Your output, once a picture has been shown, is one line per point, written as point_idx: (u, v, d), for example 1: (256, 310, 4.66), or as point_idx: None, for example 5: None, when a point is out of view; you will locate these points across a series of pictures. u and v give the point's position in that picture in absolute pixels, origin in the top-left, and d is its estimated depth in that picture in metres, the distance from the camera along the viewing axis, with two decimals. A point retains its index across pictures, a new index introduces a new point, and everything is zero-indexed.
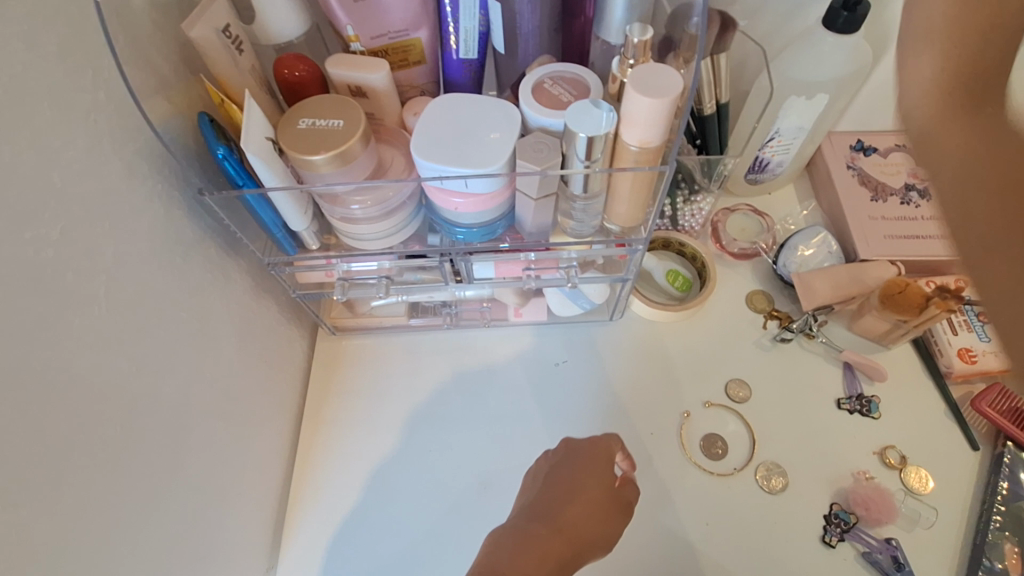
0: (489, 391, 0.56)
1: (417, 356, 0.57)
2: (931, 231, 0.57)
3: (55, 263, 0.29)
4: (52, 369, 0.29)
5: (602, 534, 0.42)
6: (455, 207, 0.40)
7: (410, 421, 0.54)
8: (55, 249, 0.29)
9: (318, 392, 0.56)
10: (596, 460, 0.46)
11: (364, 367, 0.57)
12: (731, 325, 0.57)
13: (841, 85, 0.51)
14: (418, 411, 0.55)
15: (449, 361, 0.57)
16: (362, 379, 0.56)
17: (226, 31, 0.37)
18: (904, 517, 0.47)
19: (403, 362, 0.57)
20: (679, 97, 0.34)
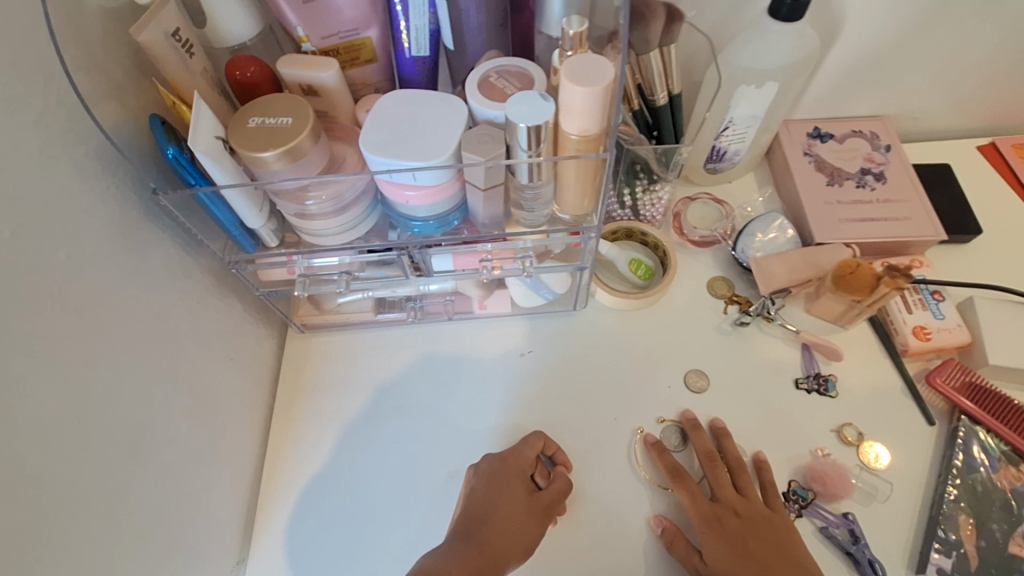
0: (456, 382, 0.57)
1: (385, 349, 0.58)
2: (886, 213, 0.58)
3: (8, 260, 0.30)
4: (7, 363, 0.30)
5: (517, 544, 0.46)
6: (408, 199, 0.41)
7: (379, 414, 0.55)
8: (8, 247, 0.30)
9: (289, 389, 0.57)
10: (510, 472, 0.50)
11: (333, 362, 0.58)
12: (693, 311, 0.58)
13: (790, 73, 0.52)
14: (386, 404, 0.56)
15: (416, 354, 0.58)
16: (332, 373, 0.57)
17: (175, 35, 0.38)
18: (861, 491, 0.49)
19: (371, 356, 0.58)
20: (612, 85, 0.35)
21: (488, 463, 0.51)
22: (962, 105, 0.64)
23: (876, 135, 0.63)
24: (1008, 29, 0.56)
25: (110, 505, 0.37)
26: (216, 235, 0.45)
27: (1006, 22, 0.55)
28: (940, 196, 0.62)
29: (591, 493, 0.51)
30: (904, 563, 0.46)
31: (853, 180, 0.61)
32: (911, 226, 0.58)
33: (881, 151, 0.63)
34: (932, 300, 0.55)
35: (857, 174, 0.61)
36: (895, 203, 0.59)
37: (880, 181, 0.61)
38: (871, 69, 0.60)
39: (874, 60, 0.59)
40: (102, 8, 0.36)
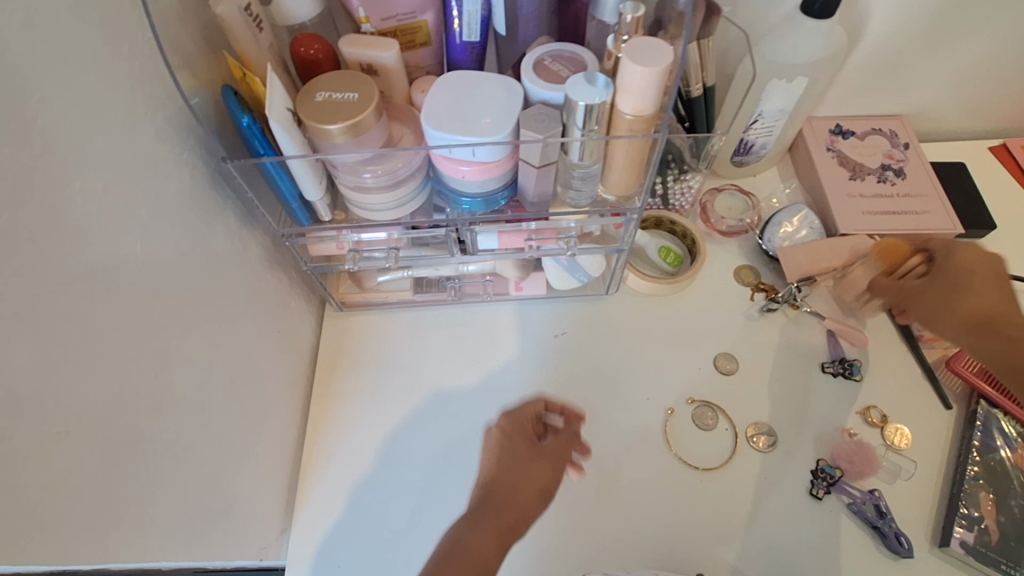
0: (493, 363, 0.58)
1: (424, 328, 0.60)
2: (906, 207, 0.61)
3: (100, 215, 0.32)
4: (96, 314, 0.31)
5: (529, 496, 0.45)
6: (462, 175, 0.43)
7: (418, 394, 0.57)
8: (100, 203, 0.32)
9: (327, 365, 0.58)
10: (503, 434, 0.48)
11: (372, 341, 0.59)
12: (721, 297, 0.60)
13: (820, 68, 0.54)
14: (425, 382, 0.57)
15: (453, 334, 0.59)
16: (369, 354, 0.58)
17: (247, 10, 0.39)
18: (886, 469, 0.50)
19: (409, 336, 0.59)
20: (669, 67, 0.36)
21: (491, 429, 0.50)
22: (977, 106, 0.67)
23: (896, 133, 0.66)
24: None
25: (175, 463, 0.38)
26: (273, 207, 0.46)
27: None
28: (956, 193, 0.64)
29: (624, 468, 0.53)
30: (928, 538, 0.48)
31: (874, 175, 0.63)
32: (930, 220, 0.60)
33: (901, 148, 0.65)
34: None
35: (878, 169, 0.63)
36: (914, 198, 0.61)
37: (900, 176, 0.63)
38: (892, 69, 0.62)
39: (895, 60, 0.61)
40: None
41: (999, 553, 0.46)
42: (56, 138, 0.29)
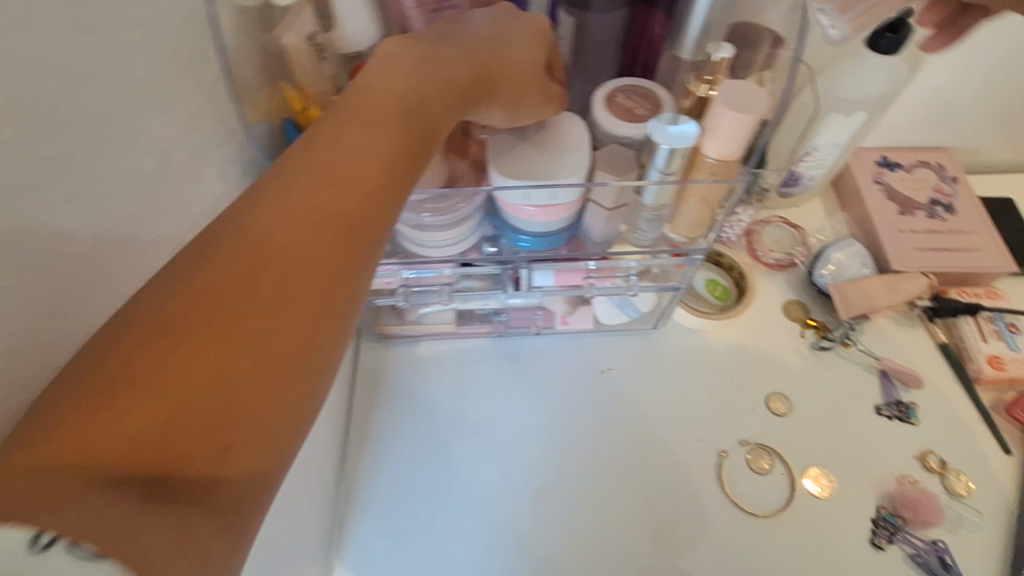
0: (527, 391, 0.56)
1: (454, 355, 0.58)
2: (958, 243, 0.60)
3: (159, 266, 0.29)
4: None
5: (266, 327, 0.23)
6: (527, 215, 0.41)
7: (453, 425, 0.55)
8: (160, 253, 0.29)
9: (362, 397, 0.56)
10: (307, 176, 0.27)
11: (405, 371, 0.57)
12: (770, 333, 0.59)
13: (880, 102, 0.53)
14: (458, 411, 0.55)
15: (484, 361, 0.58)
16: (403, 385, 0.57)
17: (311, 39, 0.37)
18: (949, 519, 0.49)
19: (441, 364, 0.58)
20: (764, 114, 0.35)
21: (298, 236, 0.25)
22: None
23: (943, 166, 0.65)
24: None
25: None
26: None
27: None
28: (1007, 229, 0.63)
29: (679, 512, 0.50)
30: None
31: (924, 210, 0.62)
32: (984, 258, 0.59)
33: (949, 182, 0.64)
34: (1007, 332, 0.56)
35: (927, 204, 0.62)
36: (965, 234, 0.60)
37: (949, 212, 0.62)
38: (943, 102, 0.62)
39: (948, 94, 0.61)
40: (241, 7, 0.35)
41: None
42: (128, 189, 0.26)
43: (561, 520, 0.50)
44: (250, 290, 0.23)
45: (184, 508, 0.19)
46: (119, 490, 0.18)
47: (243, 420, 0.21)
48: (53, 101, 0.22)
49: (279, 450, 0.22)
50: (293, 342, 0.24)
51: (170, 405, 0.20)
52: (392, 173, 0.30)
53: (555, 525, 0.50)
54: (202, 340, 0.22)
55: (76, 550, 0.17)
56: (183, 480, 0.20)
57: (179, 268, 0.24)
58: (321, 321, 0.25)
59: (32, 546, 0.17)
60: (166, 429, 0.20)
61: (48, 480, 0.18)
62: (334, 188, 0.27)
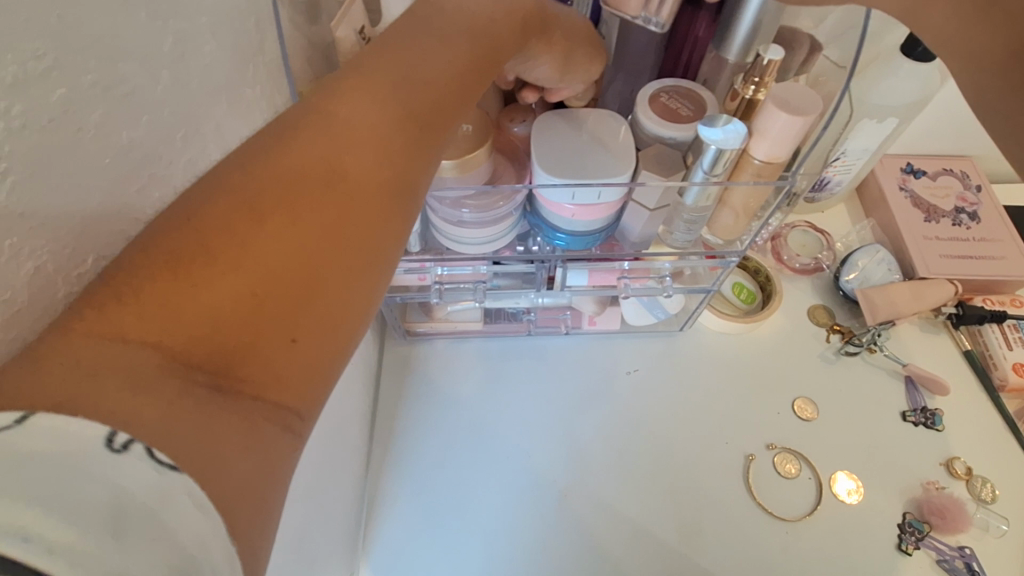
0: (546, 386, 0.56)
1: (472, 351, 0.58)
2: (984, 252, 0.60)
3: None
4: None
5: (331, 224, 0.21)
6: (568, 214, 0.41)
7: (474, 422, 0.54)
8: None
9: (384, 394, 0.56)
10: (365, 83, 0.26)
11: (424, 367, 0.57)
12: (796, 337, 0.59)
13: (912, 109, 0.53)
14: (478, 406, 0.55)
15: (502, 356, 0.58)
16: (424, 381, 0.56)
17: (361, 34, 0.37)
18: (976, 525, 0.49)
19: (460, 360, 0.57)
20: (815, 118, 0.35)
21: (360, 138, 0.24)
22: None
23: (967, 174, 0.65)
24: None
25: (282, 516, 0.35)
26: None
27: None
28: None
29: (707, 515, 0.50)
30: None
31: (949, 217, 0.62)
32: (1009, 266, 0.59)
33: (973, 190, 0.64)
34: None
35: (952, 212, 0.62)
36: (990, 242, 0.60)
37: (974, 220, 0.62)
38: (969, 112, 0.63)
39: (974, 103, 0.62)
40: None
41: None
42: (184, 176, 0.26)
43: (588, 522, 0.50)
44: (314, 188, 0.22)
45: (249, 403, 0.18)
46: (187, 384, 0.17)
47: (310, 320, 0.20)
48: (130, 83, 0.22)
49: (343, 351, 0.21)
50: (356, 246, 0.22)
51: (232, 300, 0.19)
52: (452, 85, 0.28)
53: (582, 522, 0.50)
54: (266, 232, 0.20)
55: (153, 452, 0.15)
56: (248, 376, 0.18)
57: (230, 165, 0.22)
58: (383, 225, 0.23)
59: (108, 446, 0.14)
60: (234, 322, 0.18)
61: (117, 369, 0.16)
62: (389, 97, 0.26)
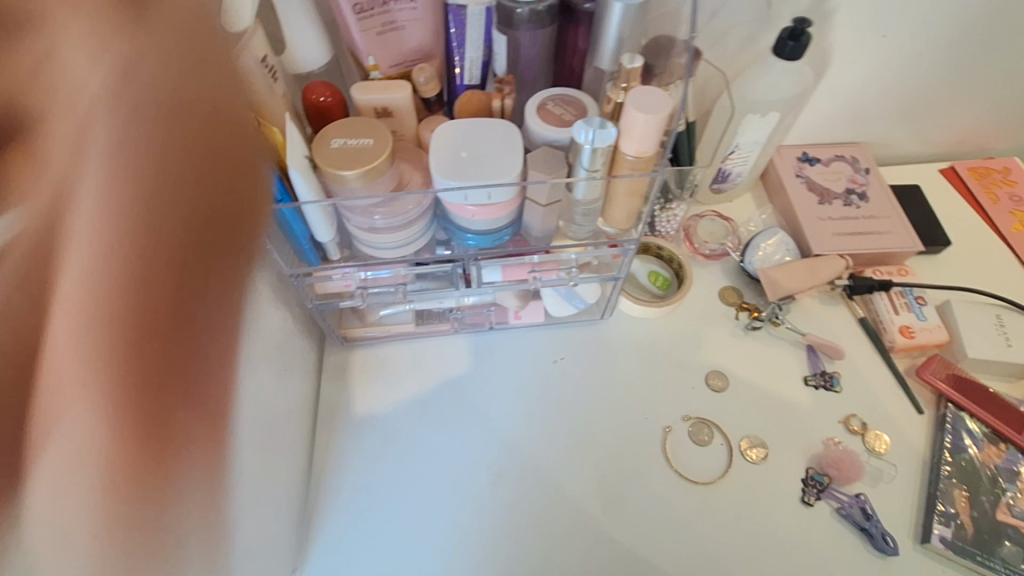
0: (455, 434, 0.57)
1: (384, 399, 0.59)
2: (871, 228, 0.66)
3: None
4: None
5: None
6: (471, 214, 0.45)
7: (377, 480, 0.54)
8: None
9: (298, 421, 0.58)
10: None
11: (336, 413, 0.58)
12: (708, 316, 0.64)
13: (790, 103, 0.59)
14: (391, 457, 0.56)
15: (414, 405, 0.58)
16: (335, 429, 0.57)
17: (263, 62, 0.40)
18: (869, 473, 0.54)
19: (371, 408, 0.58)
20: (670, 115, 0.40)
21: None
22: (924, 132, 0.73)
23: (857, 159, 0.72)
24: (969, 55, 0.64)
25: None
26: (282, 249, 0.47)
27: (968, 49, 0.63)
28: (914, 214, 0.69)
29: (630, 487, 0.54)
30: (910, 536, 0.52)
31: (840, 199, 0.68)
32: (893, 239, 0.65)
33: (862, 174, 0.70)
34: (916, 304, 0.62)
35: (843, 193, 0.69)
36: (877, 219, 0.66)
37: (863, 199, 0.68)
38: (856, 103, 0.68)
39: (860, 96, 0.68)
40: None
41: (974, 545, 0.50)
42: None
43: (520, 506, 0.53)
44: None
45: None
46: None
47: None
48: None
49: None
50: None
51: None
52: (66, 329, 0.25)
53: (514, 502, 0.53)
54: None
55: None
56: None
57: None
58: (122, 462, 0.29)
59: None
60: None
61: None
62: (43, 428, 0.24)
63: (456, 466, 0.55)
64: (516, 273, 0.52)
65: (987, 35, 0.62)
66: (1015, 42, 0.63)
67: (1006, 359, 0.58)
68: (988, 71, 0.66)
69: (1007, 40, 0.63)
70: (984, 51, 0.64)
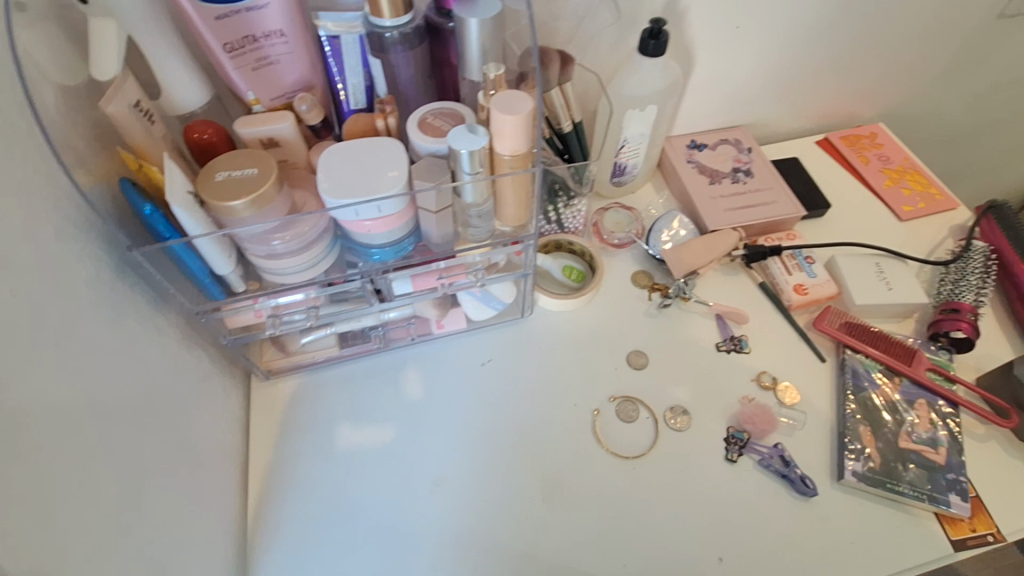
0: (441, 461, 0.56)
1: (368, 433, 0.58)
2: (758, 200, 0.71)
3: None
4: (16, 448, 0.30)
5: None
6: (367, 229, 0.47)
7: (361, 520, 0.53)
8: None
9: (268, 463, 0.57)
10: None
11: (318, 453, 0.57)
12: (623, 300, 0.67)
13: (664, 95, 0.63)
14: (376, 493, 0.55)
15: (398, 437, 0.58)
16: (317, 468, 0.56)
17: (137, 106, 0.42)
18: (784, 424, 0.58)
19: (354, 443, 0.58)
20: (532, 114, 0.43)
21: None
22: (795, 108, 0.81)
23: (739, 140, 0.78)
24: (819, 37, 0.70)
25: (128, 547, 0.38)
26: (185, 288, 0.47)
27: (817, 32, 0.70)
28: (796, 182, 0.75)
29: (565, 473, 0.55)
30: (828, 474, 0.56)
31: (728, 177, 0.74)
32: (780, 207, 0.70)
33: (745, 153, 0.76)
34: (806, 263, 0.67)
35: (730, 172, 0.74)
36: (763, 192, 0.72)
37: (749, 175, 0.74)
38: (730, 89, 0.74)
39: (732, 83, 0.74)
40: (65, 87, 0.39)
41: (883, 474, 0.54)
42: None
43: (462, 509, 0.54)
44: None
45: None
46: None
47: None
48: None
49: None
50: None
51: None
52: None
53: (457, 506, 0.54)
54: None
55: None
56: None
57: None
58: None
59: None
60: None
61: None
62: None
63: (396, 480, 0.55)
64: (426, 283, 0.54)
65: (831, 19, 0.68)
66: (856, 22, 0.70)
67: (889, 302, 0.63)
68: (838, 49, 0.73)
69: (850, 21, 0.69)
70: (832, 32, 0.70)
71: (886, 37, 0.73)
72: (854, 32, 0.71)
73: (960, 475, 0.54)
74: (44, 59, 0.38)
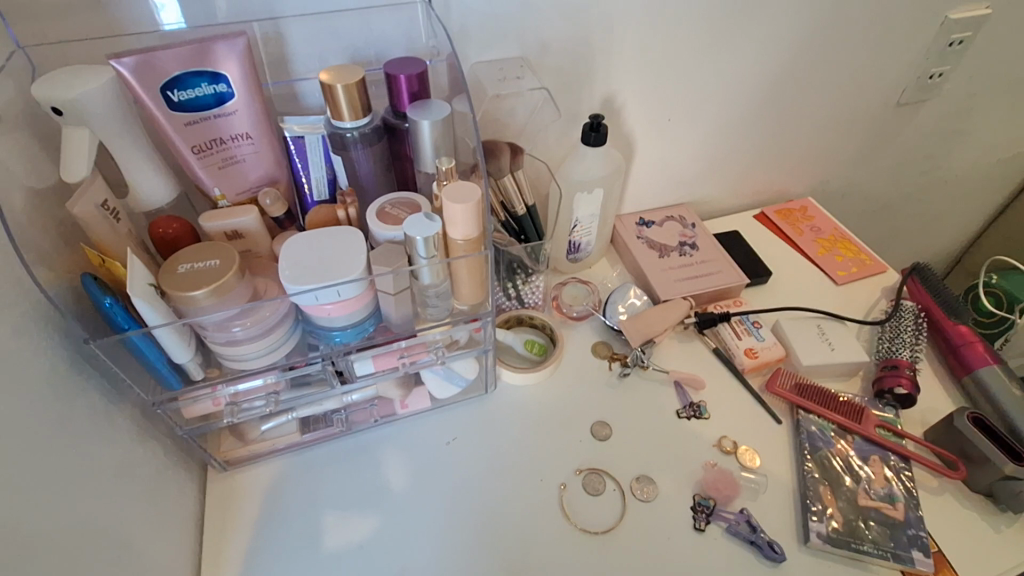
0: (423, 552, 0.54)
1: (347, 526, 0.56)
2: (704, 270, 0.76)
3: None
4: None
5: None
6: (328, 312, 0.48)
7: None
8: None
9: (232, 563, 0.53)
10: None
11: (293, 550, 0.54)
12: (584, 371, 0.69)
13: (609, 179, 0.69)
14: None
15: (380, 527, 0.56)
16: (285, 564, 0.53)
17: (104, 206, 0.44)
18: (747, 488, 0.59)
19: (334, 540, 0.55)
20: (481, 202, 0.47)
21: None
22: (732, 187, 0.88)
23: (684, 217, 0.84)
24: (744, 127, 0.79)
25: None
26: (141, 379, 0.47)
27: (742, 123, 0.78)
28: (738, 253, 0.81)
29: (534, 553, 0.54)
30: (795, 538, 0.56)
31: (676, 251, 0.79)
32: (725, 277, 0.75)
33: (690, 227, 0.82)
34: (754, 328, 0.71)
35: (677, 246, 0.79)
36: (708, 263, 0.77)
37: (695, 249, 0.79)
38: (670, 172, 0.81)
39: (671, 166, 0.81)
40: (34, 190, 0.41)
41: (847, 533, 0.55)
42: None
43: None
44: None
45: None
46: None
47: None
48: None
49: None
50: None
51: None
52: None
53: None
54: None
55: None
56: None
57: None
58: None
59: None
60: None
61: None
62: None
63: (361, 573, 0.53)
64: (387, 364, 0.55)
65: (753, 111, 0.77)
66: (775, 113, 0.79)
67: (833, 361, 0.67)
68: (763, 135, 0.81)
69: (770, 112, 0.78)
70: (755, 122, 0.79)
71: (804, 125, 0.82)
72: (774, 122, 0.80)
73: (920, 531, 0.55)
74: (17, 166, 0.40)
